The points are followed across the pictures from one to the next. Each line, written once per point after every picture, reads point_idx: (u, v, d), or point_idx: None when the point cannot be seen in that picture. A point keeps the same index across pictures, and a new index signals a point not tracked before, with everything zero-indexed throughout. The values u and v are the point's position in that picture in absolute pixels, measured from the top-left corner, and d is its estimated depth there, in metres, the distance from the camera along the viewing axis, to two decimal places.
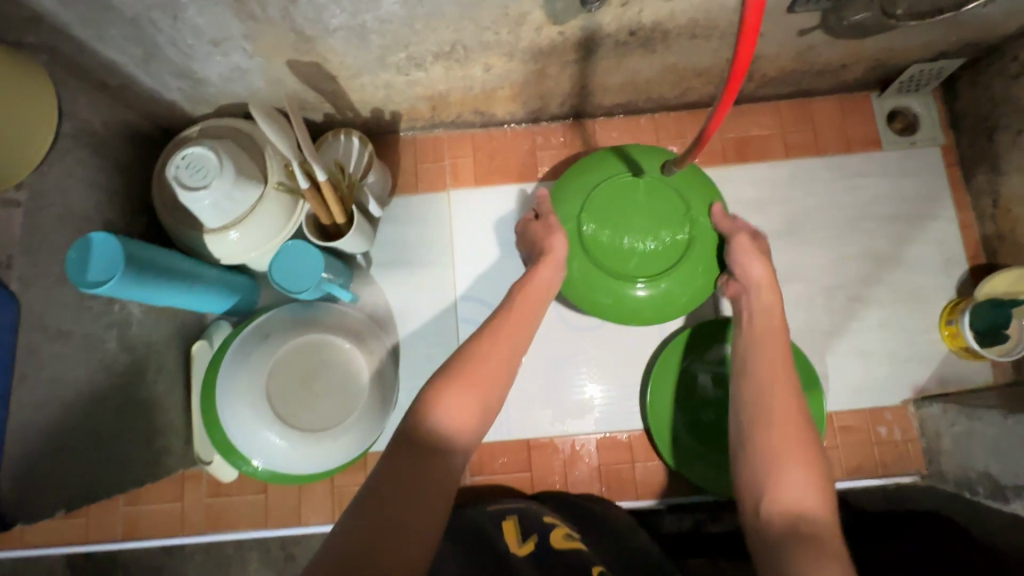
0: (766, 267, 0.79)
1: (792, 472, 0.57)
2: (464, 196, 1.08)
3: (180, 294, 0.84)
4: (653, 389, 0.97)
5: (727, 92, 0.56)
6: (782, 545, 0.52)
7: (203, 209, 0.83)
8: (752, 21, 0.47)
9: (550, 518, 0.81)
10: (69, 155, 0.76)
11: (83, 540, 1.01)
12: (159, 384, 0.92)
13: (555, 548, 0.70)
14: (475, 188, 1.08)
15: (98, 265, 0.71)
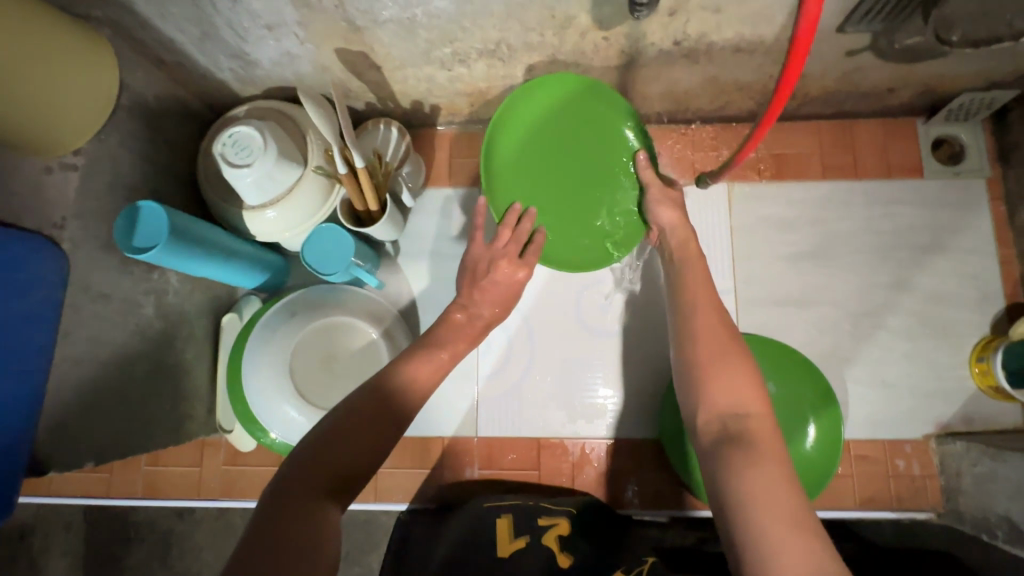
0: (675, 206, 0.87)
1: (722, 381, 0.63)
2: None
3: (215, 267, 0.88)
4: (668, 399, 0.97)
5: (772, 104, 0.57)
6: (720, 451, 0.58)
7: (245, 187, 0.85)
8: (805, 33, 0.47)
9: (547, 513, 0.83)
10: (123, 126, 0.79)
11: (105, 495, 1.06)
12: (189, 351, 0.95)
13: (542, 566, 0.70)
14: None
15: (144, 232, 0.75)
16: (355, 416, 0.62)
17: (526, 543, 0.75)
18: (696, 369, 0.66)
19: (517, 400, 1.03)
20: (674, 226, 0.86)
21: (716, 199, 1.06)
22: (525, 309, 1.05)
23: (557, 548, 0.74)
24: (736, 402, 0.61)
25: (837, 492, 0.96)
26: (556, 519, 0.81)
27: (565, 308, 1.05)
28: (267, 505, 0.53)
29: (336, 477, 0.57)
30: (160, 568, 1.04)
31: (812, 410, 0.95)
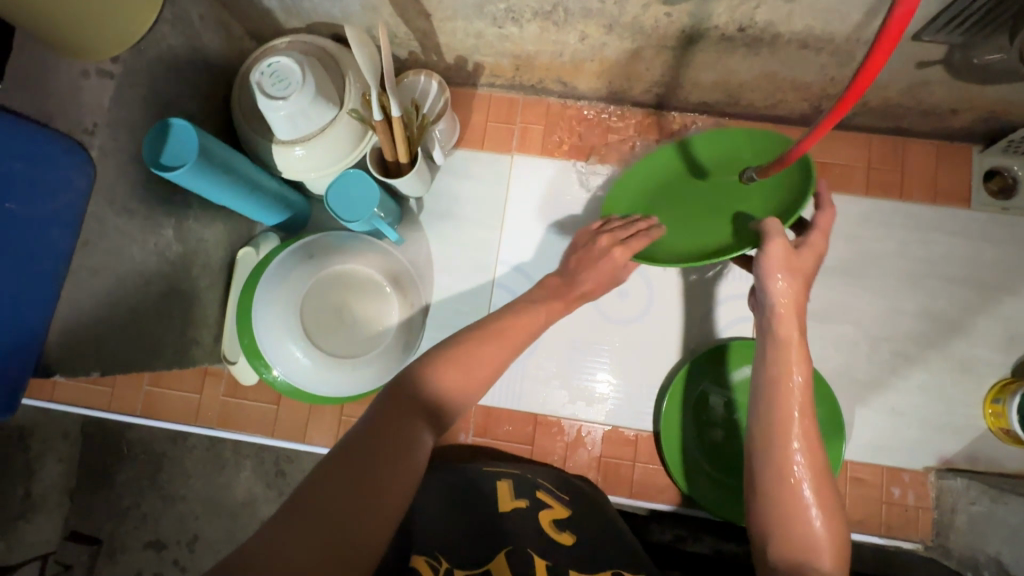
0: (793, 281, 0.71)
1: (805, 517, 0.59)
2: (529, 166, 1.07)
3: (238, 198, 0.87)
4: (667, 409, 0.96)
5: (842, 104, 0.53)
6: None
7: (278, 120, 0.84)
8: (899, 21, 0.45)
9: (543, 493, 0.81)
10: (164, 41, 0.78)
11: (104, 408, 1.07)
12: (203, 279, 0.95)
13: (537, 530, 0.70)
14: (542, 159, 1.07)
15: (173, 151, 0.74)
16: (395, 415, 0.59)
17: (524, 506, 0.74)
18: (771, 488, 0.61)
19: (521, 375, 1.02)
20: (781, 314, 0.70)
21: None
22: None
23: (554, 526, 0.72)
24: (809, 537, 0.58)
25: None
26: (551, 500, 0.79)
27: None
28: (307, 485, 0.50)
29: (399, 442, 0.56)
30: (149, 487, 1.07)
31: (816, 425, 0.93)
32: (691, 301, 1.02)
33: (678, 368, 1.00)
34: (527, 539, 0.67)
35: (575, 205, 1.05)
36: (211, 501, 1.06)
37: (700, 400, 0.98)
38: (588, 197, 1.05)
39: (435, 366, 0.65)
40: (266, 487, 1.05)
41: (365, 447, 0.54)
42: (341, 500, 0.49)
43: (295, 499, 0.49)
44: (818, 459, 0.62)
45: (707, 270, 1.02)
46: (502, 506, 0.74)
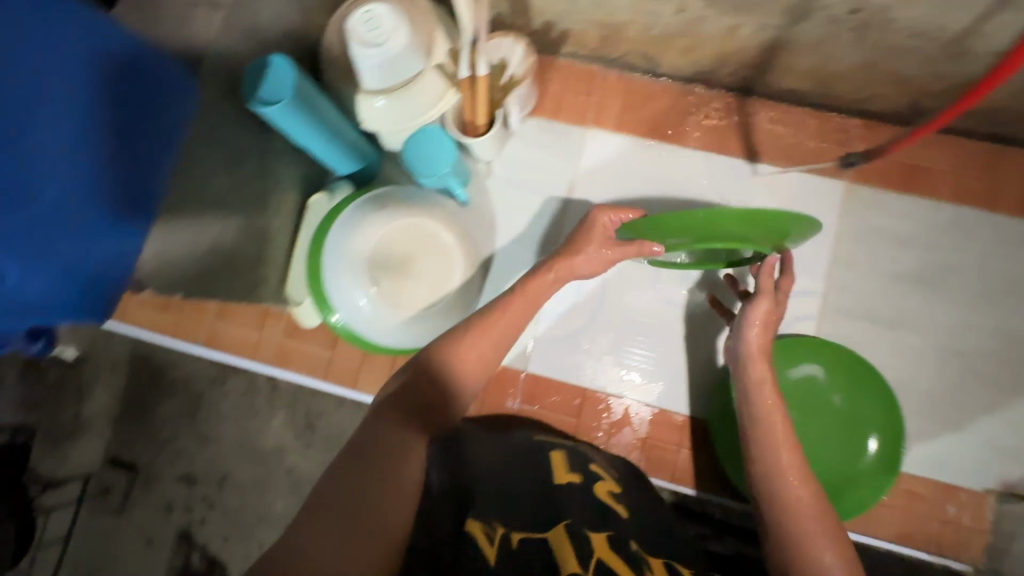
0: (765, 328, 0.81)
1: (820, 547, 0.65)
2: (602, 140, 1.05)
3: (320, 142, 0.88)
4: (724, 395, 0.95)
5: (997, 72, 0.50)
6: None
7: (368, 67, 0.85)
8: None
9: (597, 466, 0.82)
10: None
11: (169, 335, 1.12)
12: (275, 220, 0.97)
13: (592, 501, 0.70)
14: (616, 134, 1.05)
15: (269, 88, 0.76)
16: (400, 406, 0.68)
17: (580, 479, 0.75)
18: (791, 535, 0.67)
19: (572, 349, 1.02)
20: (760, 351, 0.80)
21: (830, 196, 1.00)
22: None
23: (609, 498, 0.73)
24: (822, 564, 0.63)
25: (875, 520, 0.93)
26: (605, 473, 0.80)
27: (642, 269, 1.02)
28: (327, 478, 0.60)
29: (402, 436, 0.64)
30: (186, 423, 1.14)
31: (872, 428, 0.92)
32: (756, 293, 1.00)
33: (738, 358, 0.98)
34: (585, 508, 0.67)
35: (646, 185, 1.04)
36: (242, 445, 1.13)
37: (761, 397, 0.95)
38: (661, 175, 1.03)
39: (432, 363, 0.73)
40: (295, 438, 1.11)
41: (370, 453, 0.62)
42: (351, 493, 0.57)
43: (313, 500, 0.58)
44: (813, 490, 0.70)
45: None
46: (557, 478, 0.73)
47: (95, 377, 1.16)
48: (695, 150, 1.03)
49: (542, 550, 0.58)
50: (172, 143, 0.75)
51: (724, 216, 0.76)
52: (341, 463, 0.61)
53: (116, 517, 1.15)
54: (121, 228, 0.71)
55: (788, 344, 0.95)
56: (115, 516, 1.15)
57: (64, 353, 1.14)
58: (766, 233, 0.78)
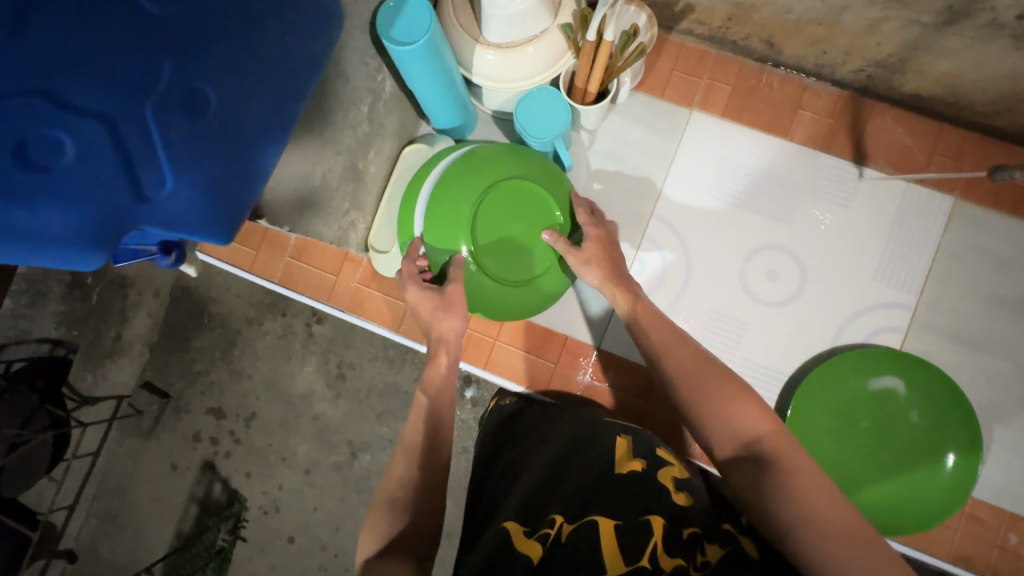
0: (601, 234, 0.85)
1: (735, 408, 0.62)
2: (707, 125, 1.03)
3: (435, 90, 0.87)
4: (802, 398, 0.94)
5: None
6: (745, 478, 0.58)
7: (491, 20, 0.83)
8: None
9: (663, 453, 0.77)
10: None
11: (245, 268, 1.13)
12: (373, 166, 0.96)
13: (654, 484, 0.67)
14: (723, 121, 1.03)
15: (403, 26, 0.75)
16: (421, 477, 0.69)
17: (640, 465, 0.71)
18: (697, 414, 0.64)
19: None
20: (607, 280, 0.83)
21: (934, 210, 0.98)
22: (690, 250, 1.02)
23: (673, 485, 0.68)
24: (743, 428, 0.61)
25: (932, 539, 0.93)
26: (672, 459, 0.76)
27: (729, 261, 1.01)
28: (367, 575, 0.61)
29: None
30: (220, 358, 1.17)
31: (952, 446, 0.91)
32: (843, 300, 0.98)
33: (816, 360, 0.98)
34: (646, 501, 0.64)
35: (742, 175, 1.02)
36: (274, 386, 1.15)
37: (837, 406, 0.94)
38: (760, 169, 1.01)
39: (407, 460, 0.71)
40: (325, 385, 1.14)
41: None
42: None
43: None
44: (702, 363, 0.67)
45: (870, 272, 0.98)
46: (619, 466, 0.71)
47: (139, 299, 1.20)
48: (801, 147, 1.01)
49: (594, 539, 0.59)
50: (309, 72, 0.72)
51: (436, 199, 0.88)
52: None
53: (145, 440, 1.19)
54: (242, 137, 0.63)
55: (871, 353, 0.94)
56: (145, 439, 1.19)
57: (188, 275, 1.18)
58: (533, 206, 0.90)
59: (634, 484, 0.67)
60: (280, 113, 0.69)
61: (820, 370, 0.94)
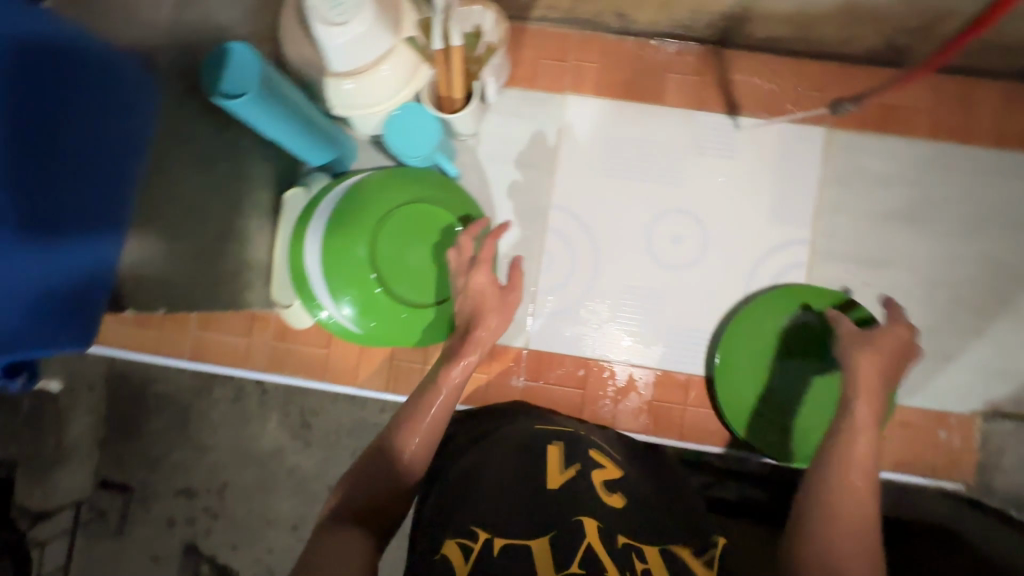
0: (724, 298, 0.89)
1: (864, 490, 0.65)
2: (600, 108, 1.03)
3: (290, 131, 0.83)
4: (724, 351, 0.97)
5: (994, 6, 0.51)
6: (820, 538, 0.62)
7: (331, 49, 0.80)
8: None
9: (595, 452, 0.81)
10: None
11: (151, 351, 1.06)
12: (253, 219, 0.92)
13: (589, 489, 0.70)
14: (623, 103, 1.03)
15: (231, 77, 0.71)
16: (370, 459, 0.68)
17: (574, 471, 0.74)
18: (835, 477, 0.67)
19: (574, 319, 1.02)
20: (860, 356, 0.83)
21: (811, 143, 1.01)
22: (593, 232, 1.02)
23: (605, 488, 0.72)
24: (851, 499, 0.64)
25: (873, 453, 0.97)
26: (604, 460, 0.80)
27: (633, 234, 1.02)
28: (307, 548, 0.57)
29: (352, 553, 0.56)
30: (177, 437, 1.08)
31: None
32: (747, 248, 1.01)
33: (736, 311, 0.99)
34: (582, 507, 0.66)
35: (627, 149, 1.03)
36: (240, 451, 1.07)
37: (760, 351, 0.97)
38: (643, 139, 1.02)
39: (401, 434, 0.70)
40: (293, 438, 1.06)
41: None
42: None
43: None
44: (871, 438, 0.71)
45: (766, 215, 1.01)
46: (551, 474, 0.73)
47: (72, 400, 1.07)
48: (676, 109, 1.02)
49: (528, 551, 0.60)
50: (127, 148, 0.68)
51: (330, 242, 0.89)
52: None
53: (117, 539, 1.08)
54: (59, 232, 0.60)
55: (783, 293, 0.97)
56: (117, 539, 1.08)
57: (51, 385, 1.02)
58: (439, 235, 0.93)
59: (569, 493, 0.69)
60: (107, 201, 0.66)
61: (737, 319, 0.97)
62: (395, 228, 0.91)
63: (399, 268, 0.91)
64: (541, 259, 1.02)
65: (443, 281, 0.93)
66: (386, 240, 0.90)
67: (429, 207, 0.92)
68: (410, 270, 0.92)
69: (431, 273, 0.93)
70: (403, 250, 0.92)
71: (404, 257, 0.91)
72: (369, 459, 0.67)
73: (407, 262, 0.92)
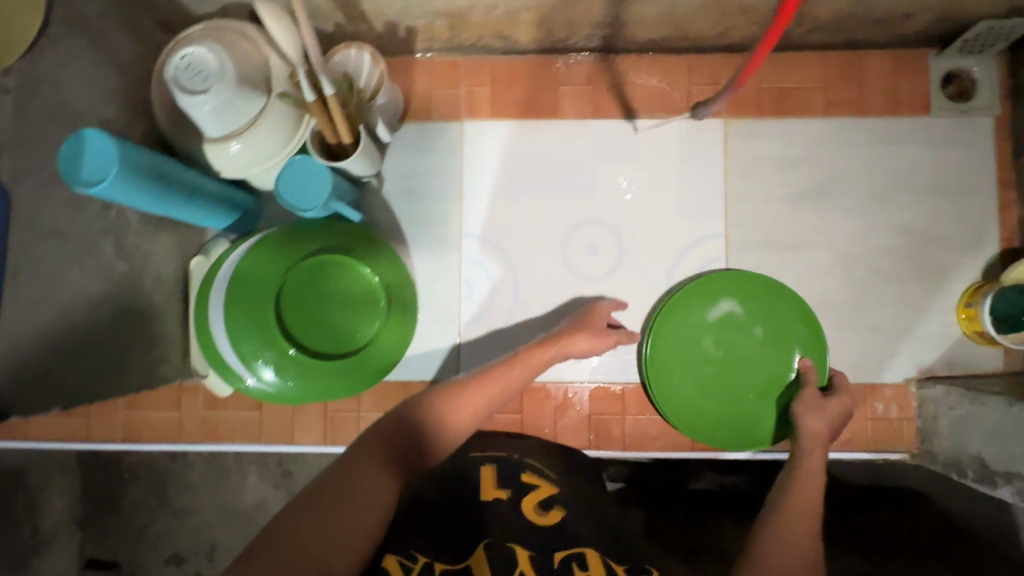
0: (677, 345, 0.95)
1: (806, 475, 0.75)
2: (515, 131, 1.02)
3: (173, 204, 0.81)
4: (655, 347, 0.96)
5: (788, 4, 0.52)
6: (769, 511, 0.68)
7: (202, 116, 0.79)
8: None
9: (531, 473, 0.82)
10: (65, 49, 0.72)
11: (83, 438, 1.04)
12: (157, 295, 0.91)
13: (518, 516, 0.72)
14: (537, 123, 1.02)
15: (89, 164, 0.69)
16: (423, 411, 0.71)
17: (507, 493, 0.76)
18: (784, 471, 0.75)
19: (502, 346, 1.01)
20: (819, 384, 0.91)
21: (710, 137, 1.01)
22: (508, 253, 1.02)
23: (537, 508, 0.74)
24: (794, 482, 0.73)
25: None
26: (539, 480, 0.80)
27: (549, 250, 1.01)
28: (338, 466, 0.64)
29: (364, 491, 0.61)
30: (160, 505, 1.04)
31: (800, 342, 0.95)
32: (664, 250, 1.01)
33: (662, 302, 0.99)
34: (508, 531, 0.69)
35: (532, 164, 1.02)
36: (222, 510, 1.04)
37: (688, 340, 0.96)
38: (546, 153, 1.02)
39: (450, 393, 0.74)
40: (276, 488, 1.03)
41: (310, 507, 0.58)
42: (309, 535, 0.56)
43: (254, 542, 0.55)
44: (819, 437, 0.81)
45: (677, 214, 1.01)
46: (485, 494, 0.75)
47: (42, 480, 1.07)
48: (574, 121, 1.02)
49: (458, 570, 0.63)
50: None
51: (238, 310, 0.88)
52: (299, 502, 0.59)
53: None
54: None
55: (705, 282, 0.96)
56: None
57: None
58: (355, 290, 0.94)
59: (498, 514, 0.72)
60: None
61: (663, 313, 0.96)
62: (312, 283, 0.92)
63: (316, 323, 0.92)
64: (461, 289, 1.02)
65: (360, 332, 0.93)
66: (303, 299, 0.92)
67: (342, 257, 0.92)
68: (330, 323, 0.92)
69: (350, 323, 0.93)
70: (320, 305, 0.92)
71: (321, 311, 0.92)
72: (415, 415, 0.71)
73: (326, 317, 0.92)
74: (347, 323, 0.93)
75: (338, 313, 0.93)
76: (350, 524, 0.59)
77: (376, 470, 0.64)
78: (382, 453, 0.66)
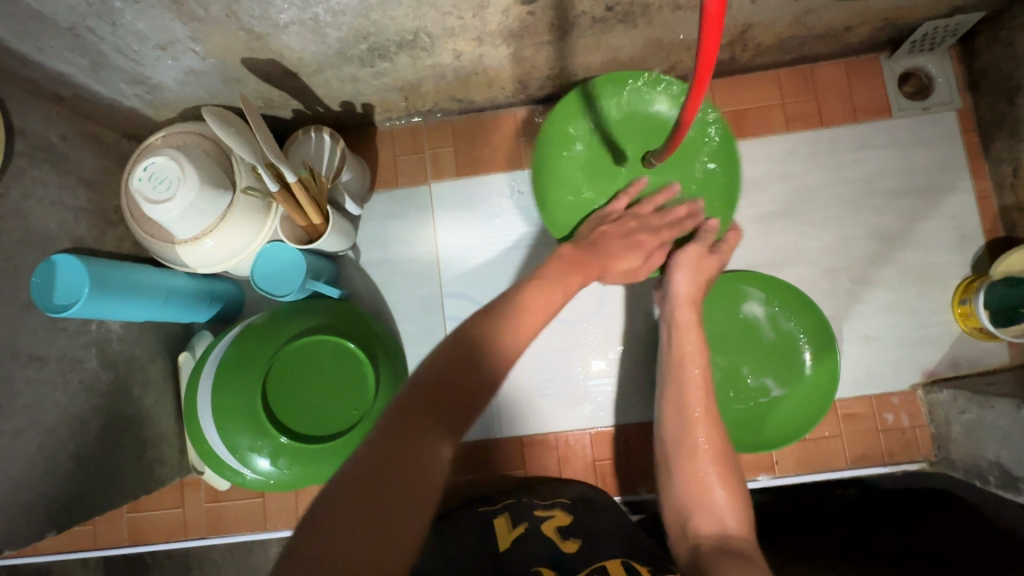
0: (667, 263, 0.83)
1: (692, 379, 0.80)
2: (492, 186, 1.03)
3: (150, 309, 0.83)
4: None
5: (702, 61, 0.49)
6: (677, 456, 0.77)
7: (170, 222, 0.79)
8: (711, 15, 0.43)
9: (544, 508, 0.79)
10: (39, 175, 0.73)
11: (91, 545, 1.04)
12: (147, 397, 0.92)
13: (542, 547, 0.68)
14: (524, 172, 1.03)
15: (62, 289, 0.71)
16: (467, 348, 0.57)
17: (525, 530, 0.71)
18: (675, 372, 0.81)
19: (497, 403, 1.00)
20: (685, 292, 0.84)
21: None
22: None
23: (558, 537, 0.70)
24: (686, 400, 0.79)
25: (827, 455, 0.95)
26: (552, 513, 0.77)
27: None
28: (379, 427, 0.49)
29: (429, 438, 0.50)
30: None
31: (805, 339, 0.93)
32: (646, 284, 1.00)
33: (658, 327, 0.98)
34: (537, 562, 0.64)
35: (504, 214, 1.03)
36: None
37: None
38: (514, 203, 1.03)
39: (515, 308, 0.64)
40: None
41: (370, 470, 0.46)
42: (367, 510, 0.43)
43: (315, 513, 0.43)
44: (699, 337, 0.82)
45: None
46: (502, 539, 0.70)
47: None
48: None
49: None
50: None
51: (225, 404, 0.87)
52: (357, 464, 0.46)
53: None
54: None
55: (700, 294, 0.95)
56: None
57: None
58: (344, 368, 0.91)
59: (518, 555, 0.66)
60: None
61: None
62: (299, 362, 0.90)
63: (306, 405, 0.90)
64: None
65: (352, 409, 0.90)
66: (290, 381, 0.90)
67: (325, 336, 0.90)
68: (320, 405, 0.90)
69: (343, 400, 0.91)
70: (309, 386, 0.90)
71: (311, 392, 0.90)
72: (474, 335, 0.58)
73: (315, 398, 0.90)
74: (339, 403, 0.91)
75: (327, 391, 0.91)
76: (412, 491, 0.46)
77: (437, 425, 0.51)
78: (434, 408, 0.52)
